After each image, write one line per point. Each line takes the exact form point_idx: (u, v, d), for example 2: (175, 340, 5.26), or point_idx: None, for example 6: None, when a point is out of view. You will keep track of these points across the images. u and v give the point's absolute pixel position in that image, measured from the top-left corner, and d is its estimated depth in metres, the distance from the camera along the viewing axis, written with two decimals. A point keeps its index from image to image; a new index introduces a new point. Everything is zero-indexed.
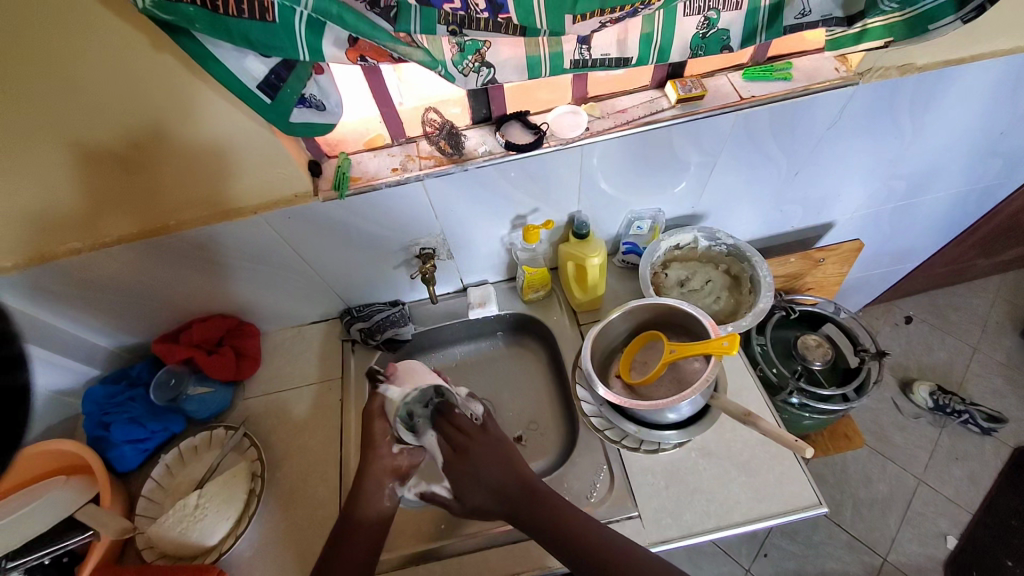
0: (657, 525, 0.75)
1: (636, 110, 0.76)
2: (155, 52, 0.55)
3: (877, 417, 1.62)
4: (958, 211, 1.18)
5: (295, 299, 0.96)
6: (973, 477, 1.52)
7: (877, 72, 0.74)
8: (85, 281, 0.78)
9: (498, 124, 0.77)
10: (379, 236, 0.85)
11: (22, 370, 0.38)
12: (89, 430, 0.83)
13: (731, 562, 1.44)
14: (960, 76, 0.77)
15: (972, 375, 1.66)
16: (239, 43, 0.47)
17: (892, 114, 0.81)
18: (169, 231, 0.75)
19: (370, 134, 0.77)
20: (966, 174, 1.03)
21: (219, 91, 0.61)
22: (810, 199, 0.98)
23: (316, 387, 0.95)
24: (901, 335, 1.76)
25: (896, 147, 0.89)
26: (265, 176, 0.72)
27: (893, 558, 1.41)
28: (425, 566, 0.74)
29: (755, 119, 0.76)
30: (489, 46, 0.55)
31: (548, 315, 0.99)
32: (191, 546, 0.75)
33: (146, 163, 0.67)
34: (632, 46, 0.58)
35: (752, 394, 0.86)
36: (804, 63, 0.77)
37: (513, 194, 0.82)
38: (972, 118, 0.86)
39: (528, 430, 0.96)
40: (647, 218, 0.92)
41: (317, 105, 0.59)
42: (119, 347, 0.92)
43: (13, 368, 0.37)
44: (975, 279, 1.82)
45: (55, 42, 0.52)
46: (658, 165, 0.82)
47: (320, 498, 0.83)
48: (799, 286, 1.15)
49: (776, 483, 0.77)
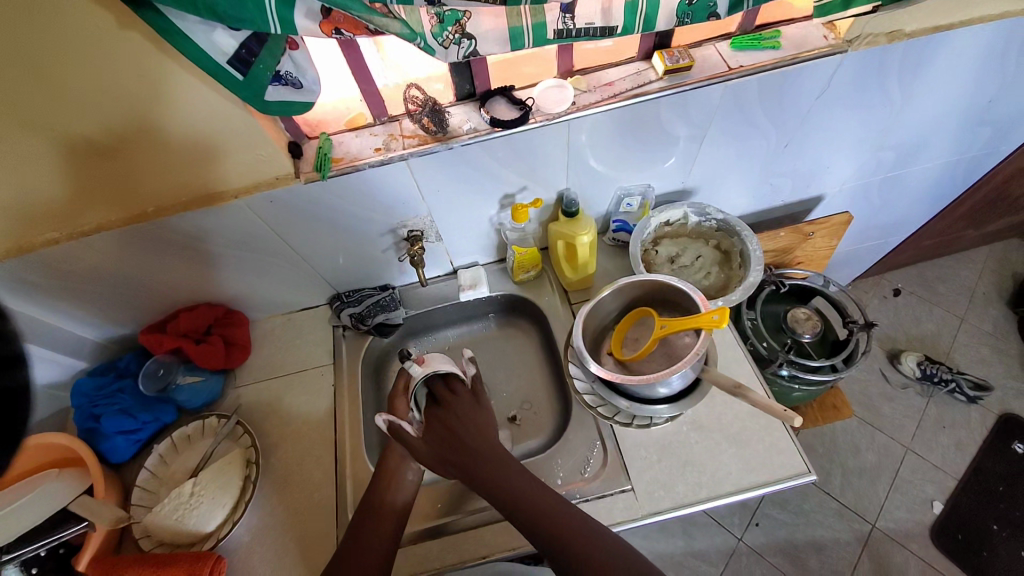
0: (650, 498, 0.76)
1: (623, 83, 0.75)
2: (121, 30, 0.52)
3: (866, 389, 1.65)
4: (947, 182, 1.18)
5: (283, 286, 0.95)
6: (959, 444, 1.56)
7: (866, 40, 0.72)
8: (65, 273, 0.77)
9: (482, 100, 0.75)
10: (366, 219, 0.84)
11: (22, 368, 0.36)
12: (79, 423, 0.82)
13: (725, 533, 1.47)
14: (951, 41, 0.76)
15: (959, 345, 1.69)
16: (206, 15, 0.45)
17: (881, 82, 0.80)
18: (148, 218, 0.73)
19: (351, 113, 0.75)
20: (955, 144, 1.03)
21: (191, 70, 0.58)
22: (799, 172, 0.97)
23: (307, 373, 0.94)
24: (889, 307, 1.78)
25: (887, 116, 0.88)
26: (245, 158, 0.70)
27: (880, 524, 1.45)
28: (423, 544, 0.75)
29: (744, 90, 0.75)
30: (470, 16, 0.53)
31: (539, 295, 0.99)
32: (189, 533, 0.75)
33: (120, 148, 0.64)
34: (617, 15, 0.57)
35: (743, 366, 0.87)
36: (792, 31, 0.76)
37: (501, 172, 0.80)
38: (963, 85, 0.86)
39: (521, 410, 0.97)
40: (636, 195, 0.91)
41: (293, 82, 0.58)
42: (106, 339, 0.91)
43: (12, 367, 0.36)
44: (962, 251, 1.83)
45: (15, 24, 0.49)
46: (647, 140, 0.80)
47: (315, 483, 0.83)
48: (789, 261, 1.15)
49: (766, 453, 0.79)
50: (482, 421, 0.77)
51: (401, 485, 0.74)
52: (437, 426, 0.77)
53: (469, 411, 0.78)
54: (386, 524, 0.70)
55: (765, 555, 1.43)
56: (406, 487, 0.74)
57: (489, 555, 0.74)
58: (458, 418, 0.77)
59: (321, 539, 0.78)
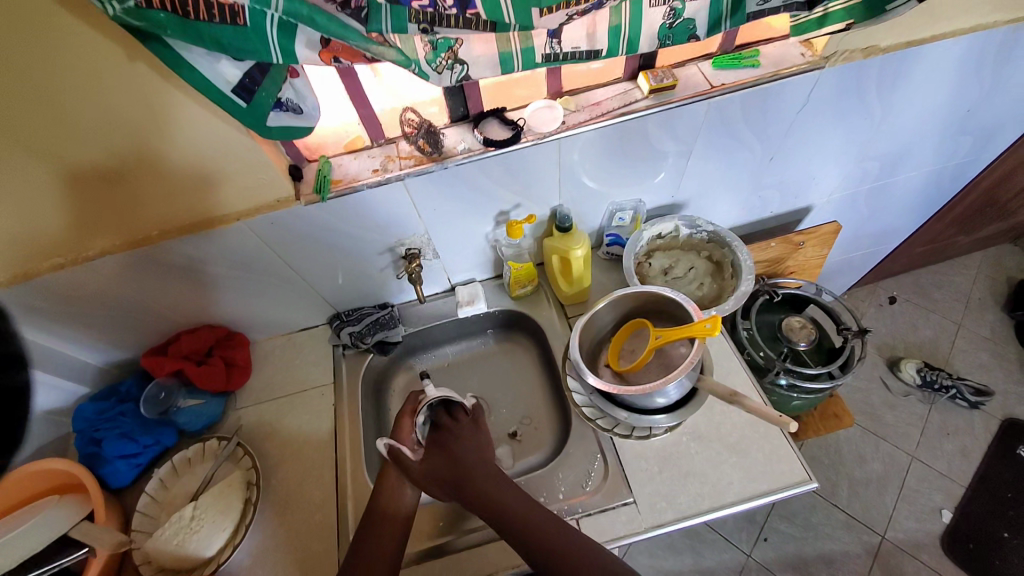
0: (653, 510, 0.76)
1: (610, 102, 0.78)
2: (131, 63, 0.55)
3: (868, 397, 1.65)
4: (932, 190, 1.21)
5: (283, 307, 0.96)
6: (964, 451, 1.55)
7: (842, 56, 0.76)
8: (70, 298, 0.78)
9: (475, 121, 0.78)
10: (363, 239, 0.85)
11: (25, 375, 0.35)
12: (81, 448, 0.82)
13: (733, 549, 1.45)
14: (923, 56, 0.79)
15: (957, 351, 1.70)
16: (212, 47, 0.48)
17: (859, 96, 0.83)
18: (152, 242, 0.75)
19: (349, 137, 0.77)
20: (937, 153, 1.06)
21: (192, 96, 0.61)
22: (786, 184, 1.00)
23: (307, 393, 0.95)
24: (885, 315, 1.79)
25: (868, 128, 0.91)
26: (245, 182, 0.72)
27: (890, 536, 1.43)
28: (424, 563, 0.75)
29: (727, 106, 0.78)
30: (461, 43, 0.56)
31: (537, 310, 1.00)
32: (189, 558, 0.74)
33: (126, 175, 0.67)
34: (601, 39, 0.59)
35: (739, 374, 0.87)
36: (771, 50, 0.79)
37: (495, 191, 0.83)
38: (939, 97, 0.89)
39: (521, 426, 0.97)
40: (629, 209, 0.94)
41: (294, 108, 0.60)
42: (108, 364, 0.92)
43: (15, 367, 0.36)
44: (955, 258, 1.86)
45: (25, 57, 0.52)
46: (636, 155, 0.83)
47: (316, 504, 0.82)
48: (782, 271, 1.17)
49: (765, 462, 0.79)
50: (481, 441, 0.76)
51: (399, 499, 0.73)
52: (435, 450, 0.74)
53: (466, 433, 0.76)
54: (386, 547, 0.69)
55: (775, 570, 1.40)
56: (405, 500, 0.74)
57: (490, 574, 0.73)
58: (457, 440, 0.75)
59: (321, 560, 0.77)
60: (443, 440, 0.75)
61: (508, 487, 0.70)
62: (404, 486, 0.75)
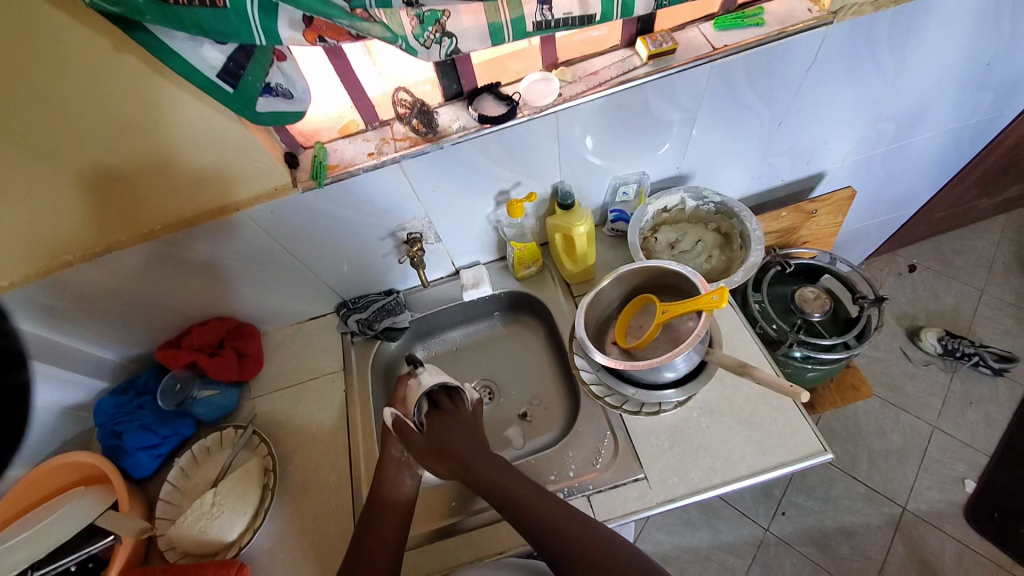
0: (664, 485, 0.76)
1: (608, 71, 0.75)
2: (117, 54, 0.55)
3: (887, 368, 1.61)
4: (952, 151, 1.16)
5: (290, 297, 0.97)
6: (988, 419, 1.51)
7: (850, 10, 0.71)
8: (81, 296, 0.79)
9: (470, 99, 0.76)
10: (364, 225, 0.85)
11: None
12: (103, 441, 0.85)
13: (750, 523, 1.45)
14: (941, 5, 0.74)
15: (981, 318, 1.65)
16: (193, 31, 0.47)
17: (870, 53, 0.79)
18: (156, 236, 0.76)
19: (343, 121, 0.77)
20: (956, 111, 1.01)
21: (183, 86, 0.60)
22: (797, 149, 0.96)
23: (318, 381, 0.96)
24: (905, 284, 1.74)
25: (881, 87, 0.87)
26: (244, 171, 0.72)
27: (912, 507, 1.41)
28: (439, 542, 0.76)
29: (731, 69, 0.75)
30: (450, 14, 0.54)
31: (542, 290, 1.00)
32: (211, 542, 0.76)
33: (124, 170, 0.67)
34: (594, 3, 0.57)
35: (750, 347, 0.86)
36: (775, 7, 0.75)
37: (494, 169, 0.81)
38: (957, 50, 0.84)
39: (531, 406, 0.97)
40: (632, 182, 0.91)
41: (284, 92, 0.60)
42: (124, 359, 0.94)
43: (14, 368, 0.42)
44: (978, 221, 1.79)
45: (12, 54, 0.52)
46: (637, 126, 0.80)
47: (332, 488, 0.84)
48: (794, 241, 1.15)
49: (779, 434, 0.77)
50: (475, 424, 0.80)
51: (398, 486, 0.75)
52: (436, 429, 0.79)
53: (466, 418, 0.80)
54: (390, 531, 0.70)
55: (794, 543, 1.40)
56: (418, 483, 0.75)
57: (502, 551, 0.74)
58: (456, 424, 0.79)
59: (338, 543, 0.79)
60: (442, 422, 0.79)
61: (498, 465, 0.73)
62: (404, 473, 0.76)
